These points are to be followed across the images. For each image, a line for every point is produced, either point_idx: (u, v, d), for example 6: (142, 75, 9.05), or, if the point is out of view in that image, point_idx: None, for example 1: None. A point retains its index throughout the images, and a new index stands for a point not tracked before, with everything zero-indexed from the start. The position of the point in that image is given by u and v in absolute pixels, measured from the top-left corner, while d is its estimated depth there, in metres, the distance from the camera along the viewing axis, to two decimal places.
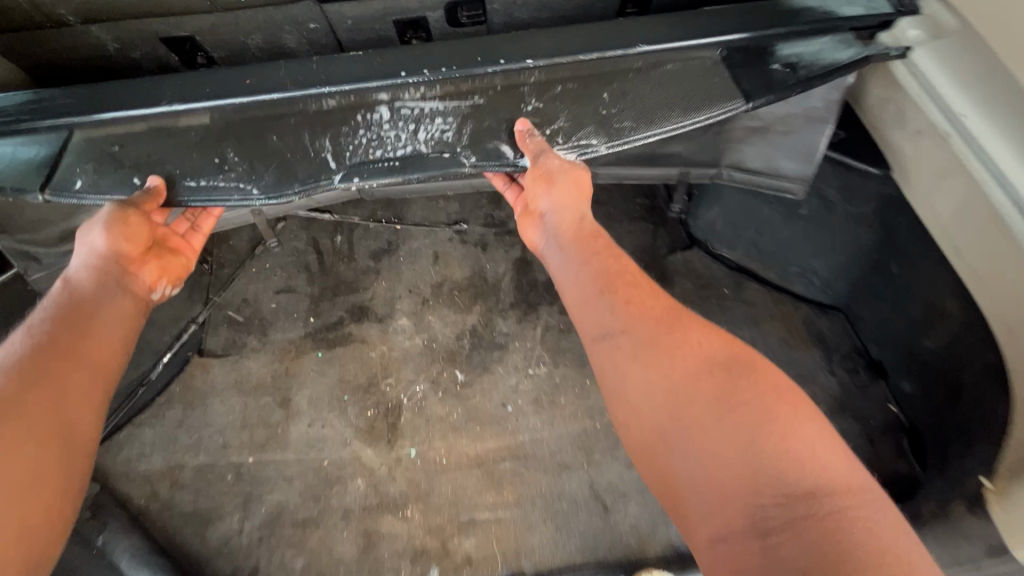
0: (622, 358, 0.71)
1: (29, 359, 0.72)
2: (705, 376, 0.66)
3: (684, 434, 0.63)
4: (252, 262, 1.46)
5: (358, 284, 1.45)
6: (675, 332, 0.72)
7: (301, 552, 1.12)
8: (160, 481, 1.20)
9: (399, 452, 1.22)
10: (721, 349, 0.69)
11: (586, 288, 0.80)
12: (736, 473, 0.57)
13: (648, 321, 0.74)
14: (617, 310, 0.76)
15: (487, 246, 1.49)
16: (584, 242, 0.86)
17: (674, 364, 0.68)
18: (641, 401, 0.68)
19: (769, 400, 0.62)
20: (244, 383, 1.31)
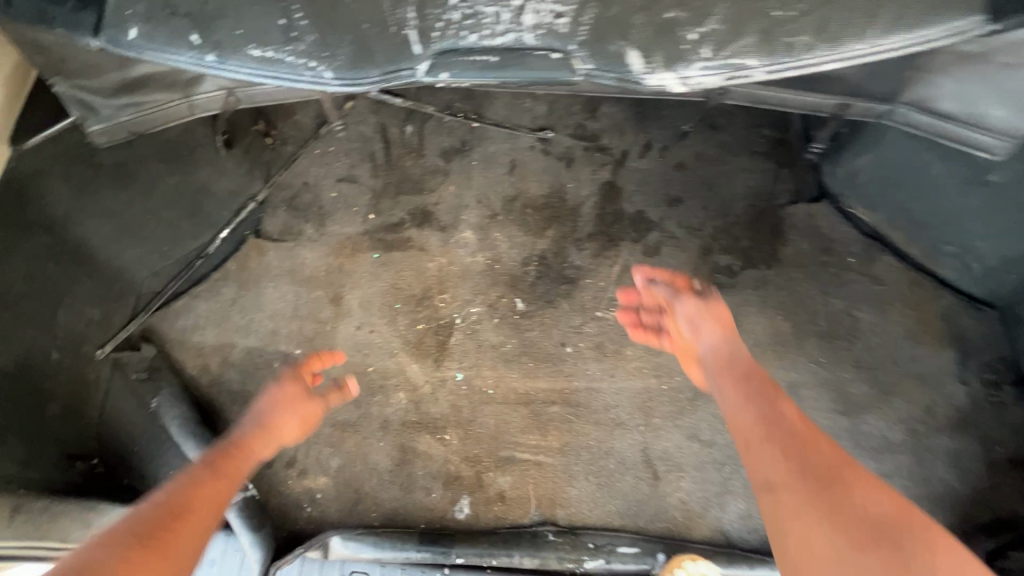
0: (799, 514, 0.68)
1: (159, 501, 0.70)
2: (874, 540, 0.63)
3: None
4: (316, 143, 1.35)
5: (424, 185, 1.31)
6: (841, 479, 0.69)
7: (337, 453, 1.11)
8: (211, 356, 1.21)
9: (445, 374, 1.15)
10: (889, 499, 0.67)
11: (752, 425, 0.78)
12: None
13: (812, 470, 0.71)
14: (788, 450, 0.73)
15: (572, 162, 1.29)
16: (747, 377, 0.84)
17: (865, 528, 0.64)
18: (812, 555, 0.65)
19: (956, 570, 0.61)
20: (298, 273, 1.26)
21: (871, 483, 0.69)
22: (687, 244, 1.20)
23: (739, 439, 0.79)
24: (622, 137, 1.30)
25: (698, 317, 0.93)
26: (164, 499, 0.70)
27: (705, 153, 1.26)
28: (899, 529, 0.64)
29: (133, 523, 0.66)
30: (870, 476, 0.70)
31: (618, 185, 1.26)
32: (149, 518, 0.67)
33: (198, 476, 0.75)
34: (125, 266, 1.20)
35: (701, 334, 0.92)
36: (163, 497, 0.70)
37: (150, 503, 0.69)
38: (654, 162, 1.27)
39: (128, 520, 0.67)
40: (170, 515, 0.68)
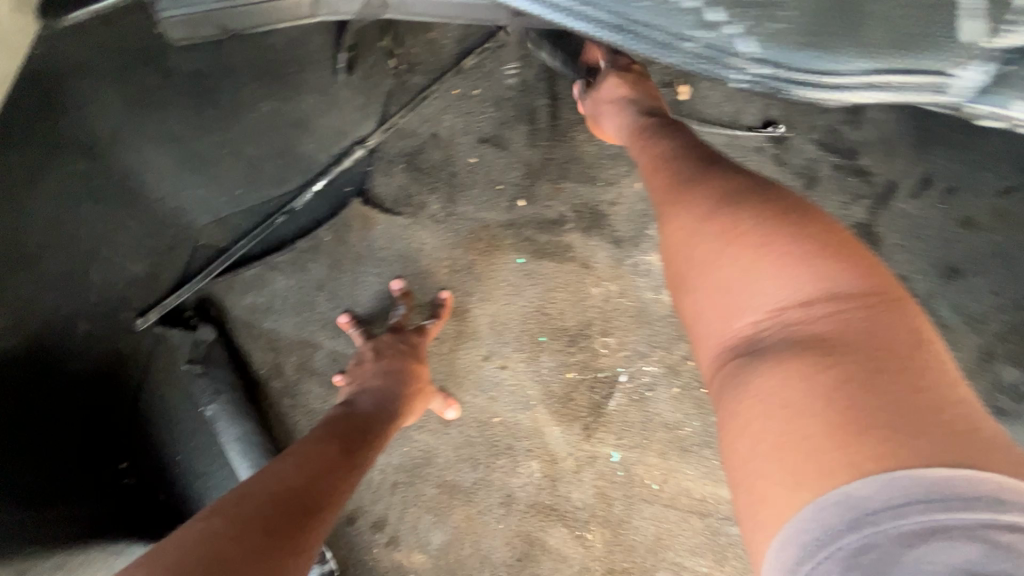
0: (664, 215, 0.51)
1: (289, 479, 0.56)
2: (740, 200, 0.46)
3: (729, 282, 0.43)
4: (457, 80, 0.95)
5: (599, 173, 0.94)
6: (716, 162, 0.52)
7: (441, 526, 0.84)
8: (287, 353, 0.92)
9: (597, 449, 0.85)
10: (761, 181, 0.47)
11: (637, 160, 0.63)
12: (822, 342, 0.38)
13: (677, 160, 0.55)
14: (655, 172, 0.57)
15: (813, 184, 0.92)
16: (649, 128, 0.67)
17: (732, 202, 0.46)
18: (674, 243, 0.49)
19: (833, 239, 0.42)
20: (411, 264, 0.93)
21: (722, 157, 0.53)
22: (956, 340, 0.87)
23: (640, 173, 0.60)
24: (891, 162, 0.91)
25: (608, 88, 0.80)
26: (300, 480, 0.56)
27: (1012, 214, 0.88)
28: (758, 181, 0.47)
29: (267, 498, 0.52)
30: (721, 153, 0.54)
31: (875, 234, 0.90)
32: (274, 493, 0.53)
33: (326, 453, 0.61)
34: (183, 208, 0.86)
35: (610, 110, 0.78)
36: (298, 478, 0.56)
37: (274, 474, 0.56)
38: (932, 209, 0.90)
39: (254, 489, 0.53)
40: (297, 501, 0.54)
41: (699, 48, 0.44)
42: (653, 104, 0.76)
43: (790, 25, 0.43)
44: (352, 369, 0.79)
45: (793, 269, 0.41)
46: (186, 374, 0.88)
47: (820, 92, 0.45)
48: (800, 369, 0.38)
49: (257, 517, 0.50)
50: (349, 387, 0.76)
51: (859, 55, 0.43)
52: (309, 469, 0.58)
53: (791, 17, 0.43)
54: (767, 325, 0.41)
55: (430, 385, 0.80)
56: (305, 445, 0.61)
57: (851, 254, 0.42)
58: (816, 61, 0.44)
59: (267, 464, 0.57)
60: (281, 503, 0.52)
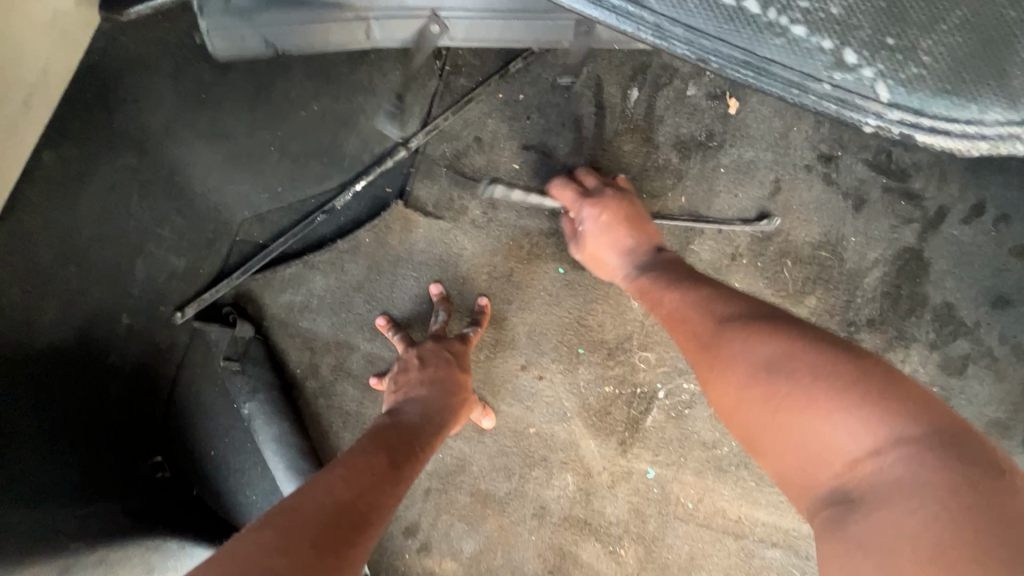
0: (712, 370, 0.51)
1: (338, 492, 0.55)
2: (777, 356, 0.46)
3: (790, 446, 0.43)
4: (502, 84, 0.94)
5: (643, 185, 0.93)
6: (749, 312, 0.53)
7: (473, 534, 0.84)
8: (323, 353, 0.91)
9: (632, 465, 0.85)
10: (793, 329, 0.48)
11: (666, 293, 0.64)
12: (902, 502, 0.36)
13: (708, 307, 0.56)
14: (689, 320, 0.57)
15: (863, 205, 0.90)
16: (671, 268, 0.70)
17: (768, 357, 0.47)
18: (726, 412, 0.49)
19: (880, 381, 0.42)
20: (450, 269, 0.92)
21: (757, 302, 0.54)
22: (1002, 371, 0.86)
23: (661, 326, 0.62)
24: (943, 186, 0.89)
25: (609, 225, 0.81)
26: (349, 494, 0.55)
27: None
28: (798, 331, 0.48)
29: (318, 512, 0.52)
30: (751, 298, 0.55)
31: (925, 258, 0.88)
32: (323, 507, 0.53)
33: (372, 468, 0.60)
34: (224, 203, 0.85)
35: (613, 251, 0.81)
36: (345, 491, 0.56)
37: (323, 485, 0.55)
38: (983, 236, 0.88)
39: (304, 504, 0.52)
40: (344, 517, 0.53)
41: (831, 90, 0.40)
42: (642, 237, 0.80)
43: (927, 72, 0.39)
44: (398, 377, 0.79)
45: (847, 420, 0.40)
46: (224, 370, 0.88)
47: (966, 143, 0.40)
48: (902, 531, 0.35)
49: (310, 532, 0.49)
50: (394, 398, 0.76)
51: (1005, 106, 0.39)
52: (356, 483, 0.57)
53: (929, 64, 0.40)
54: (852, 485, 0.39)
55: (473, 395, 0.80)
56: (351, 458, 0.61)
57: (910, 393, 0.41)
58: (959, 110, 0.39)
59: (315, 476, 0.57)
60: (331, 519, 0.52)
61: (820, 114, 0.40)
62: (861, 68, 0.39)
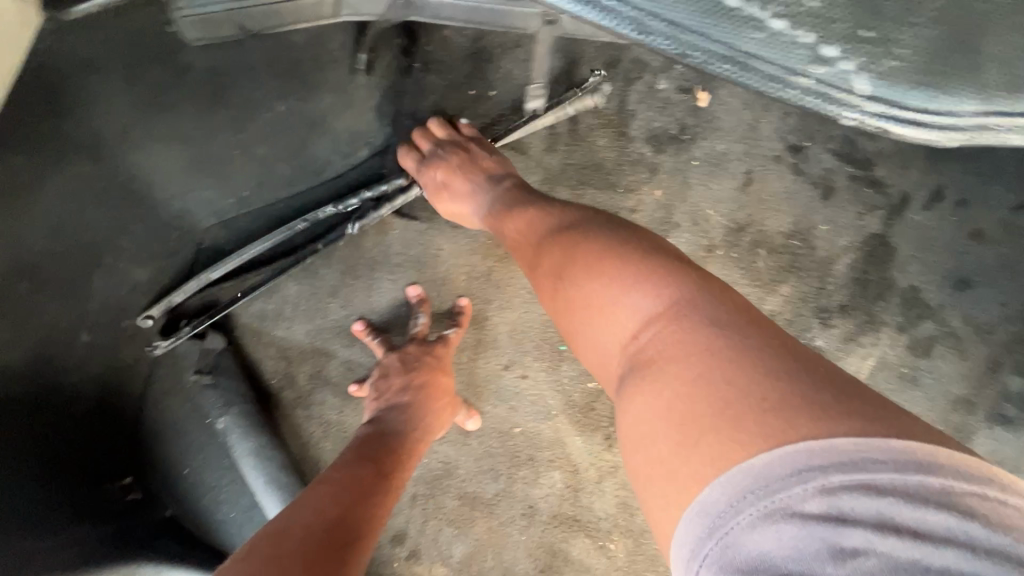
0: (548, 293, 0.57)
1: (328, 511, 0.54)
2: (585, 258, 0.53)
3: (594, 331, 0.50)
4: (474, 82, 0.94)
5: (618, 179, 0.94)
6: (572, 221, 0.59)
7: (462, 538, 0.83)
8: (299, 362, 0.89)
9: (618, 459, 0.85)
10: (598, 231, 0.55)
11: (512, 215, 0.69)
12: (656, 360, 0.43)
13: (542, 225, 0.62)
14: (524, 251, 0.63)
15: (830, 193, 0.92)
16: (508, 200, 0.73)
17: (577, 260, 0.53)
18: (556, 315, 0.56)
19: (653, 264, 0.49)
20: (427, 270, 0.91)
21: (581, 215, 0.59)
22: (966, 349, 0.89)
23: (508, 251, 0.67)
24: (904, 173, 0.92)
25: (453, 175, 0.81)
26: (338, 510, 0.54)
27: (1016, 226, 0.90)
28: (606, 242, 0.53)
29: (306, 533, 0.50)
30: (578, 211, 0.60)
31: (890, 244, 0.91)
32: (311, 526, 0.51)
33: (358, 481, 0.59)
34: (188, 209, 0.82)
35: (462, 199, 0.81)
36: (334, 508, 0.54)
37: (309, 505, 0.54)
38: (943, 220, 0.91)
39: (291, 525, 0.51)
40: (333, 534, 0.51)
41: (813, 85, 0.41)
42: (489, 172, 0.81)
43: (901, 66, 0.41)
44: (378, 383, 0.76)
45: (625, 300, 0.48)
46: (195, 384, 0.85)
47: (926, 133, 0.42)
48: (657, 385, 0.42)
49: (301, 551, 0.48)
50: (374, 406, 0.74)
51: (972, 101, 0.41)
52: (342, 499, 0.56)
53: (903, 57, 0.41)
54: (633, 354, 0.46)
55: (456, 398, 0.77)
56: (336, 473, 0.60)
57: (687, 279, 0.47)
58: (927, 103, 0.41)
59: (301, 494, 0.56)
60: (322, 536, 0.51)
61: (802, 109, 0.41)
62: (842, 62, 0.40)
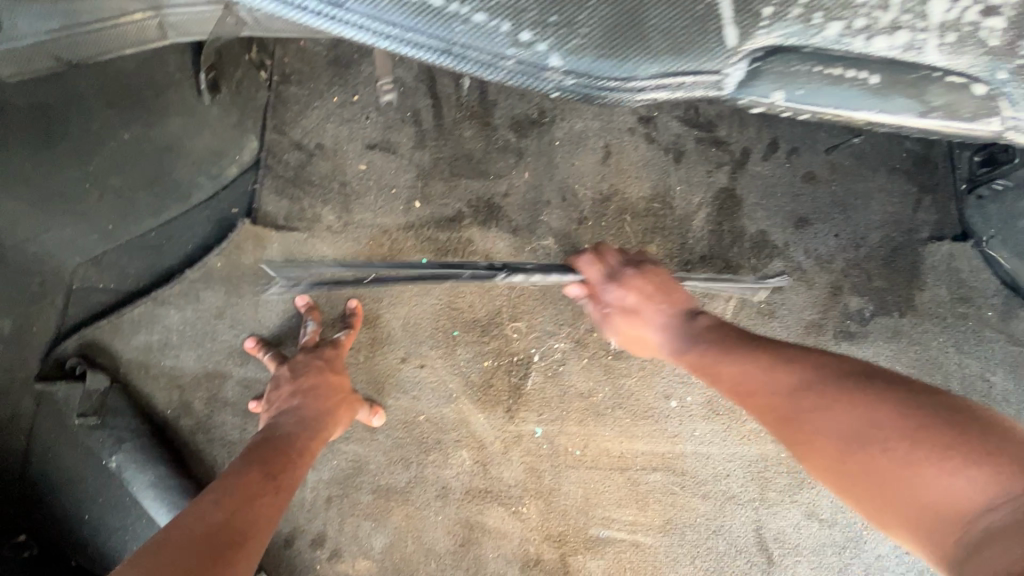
0: (798, 439, 0.53)
1: (212, 514, 0.56)
2: (858, 408, 0.49)
3: (883, 488, 0.46)
4: (336, 90, 0.97)
5: (489, 167, 0.98)
6: (838, 366, 0.54)
7: (381, 529, 0.86)
8: (192, 388, 0.88)
9: (521, 428, 0.91)
10: (879, 382, 0.51)
11: (745, 351, 0.62)
12: (996, 529, 0.39)
13: (781, 367, 0.57)
14: (747, 386, 0.60)
15: (682, 157, 1.01)
16: (717, 339, 0.67)
17: (854, 408, 0.50)
18: (821, 466, 0.51)
19: (955, 422, 0.46)
20: (313, 279, 0.93)
21: (853, 360, 0.55)
22: (812, 280, 1.01)
23: (738, 399, 0.60)
24: (743, 130, 1.02)
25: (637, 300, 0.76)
26: (223, 514, 0.56)
27: (840, 166, 1.03)
28: (880, 392, 0.50)
29: (187, 539, 0.52)
30: (833, 355, 0.56)
31: (737, 195, 1.01)
32: (192, 533, 0.53)
33: (245, 484, 0.61)
34: (48, 249, 0.85)
35: (649, 321, 0.75)
36: (218, 512, 0.56)
37: (193, 514, 0.56)
38: (780, 168, 1.02)
39: (172, 535, 0.53)
40: (215, 536, 0.54)
41: (515, 67, 0.42)
42: (675, 299, 0.76)
43: (586, 41, 0.41)
44: (270, 394, 0.78)
45: (934, 461, 0.44)
46: (81, 428, 0.84)
47: (625, 98, 0.44)
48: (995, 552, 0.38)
49: (182, 556, 0.50)
50: (268, 413, 0.76)
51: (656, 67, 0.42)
52: (228, 502, 0.58)
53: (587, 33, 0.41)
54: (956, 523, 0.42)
55: (353, 395, 0.80)
56: (223, 479, 0.62)
57: (1010, 445, 0.43)
58: (616, 71, 0.42)
59: (187, 506, 0.57)
60: (204, 539, 0.53)
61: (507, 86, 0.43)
62: (534, 44, 0.41)
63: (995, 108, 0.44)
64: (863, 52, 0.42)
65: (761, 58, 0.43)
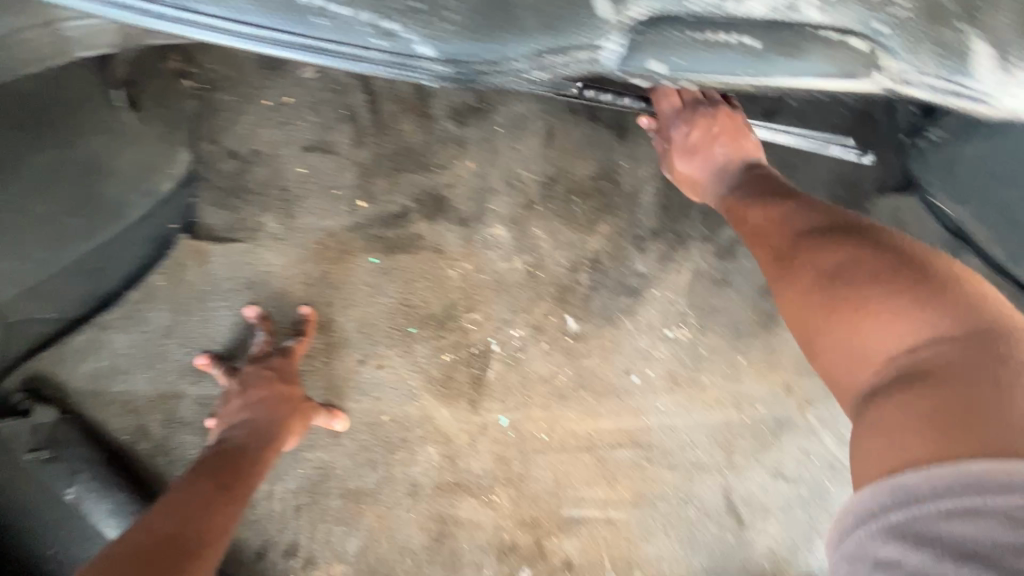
0: (786, 274, 0.57)
1: (160, 530, 0.55)
2: (840, 264, 0.53)
3: (835, 334, 0.50)
4: (266, 93, 0.95)
5: (432, 159, 0.97)
6: (837, 227, 0.57)
7: (354, 532, 0.86)
8: (148, 412, 0.87)
9: (486, 418, 0.91)
10: (868, 241, 0.53)
11: (775, 204, 0.65)
12: (919, 379, 0.44)
13: (790, 224, 0.61)
14: (762, 230, 0.64)
15: (625, 132, 1.00)
16: (763, 186, 0.70)
17: (836, 264, 0.53)
18: (791, 309, 0.55)
19: (923, 285, 0.48)
20: (262, 289, 0.91)
21: (852, 222, 0.57)
22: None
23: (753, 242, 0.65)
24: None
25: (700, 142, 0.75)
26: (173, 526, 0.56)
27: (782, 128, 1.03)
28: (877, 252, 0.52)
29: (137, 552, 0.52)
30: (842, 216, 0.59)
31: None
32: (143, 546, 0.53)
33: (196, 495, 0.61)
34: None
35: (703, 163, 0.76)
36: (168, 523, 0.56)
37: (145, 529, 0.55)
38: None
39: (121, 549, 0.52)
40: (167, 548, 0.53)
41: (387, 59, 0.46)
42: (738, 147, 0.75)
43: (459, 28, 0.45)
44: (220, 411, 0.77)
45: (893, 318, 0.47)
46: None
47: (498, 78, 0.48)
48: (909, 401, 0.43)
49: (130, 573, 0.49)
50: (220, 426, 0.75)
51: (524, 47, 0.46)
52: (179, 513, 0.58)
53: (458, 20, 0.45)
54: (889, 370, 0.46)
55: (310, 405, 0.80)
56: (172, 494, 0.61)
57: (966, 311, 0.46)
58: (489, 54, 0.46)
59: (136, 523, 0.57)
60: (153, 555, 0.52)
61: (389, 78, 0.48)
62: (405, 36, 0.45)
63: (876, 59, 0.48)
64: (740, 15, 0.46)
65: (639, 31, 0.47)
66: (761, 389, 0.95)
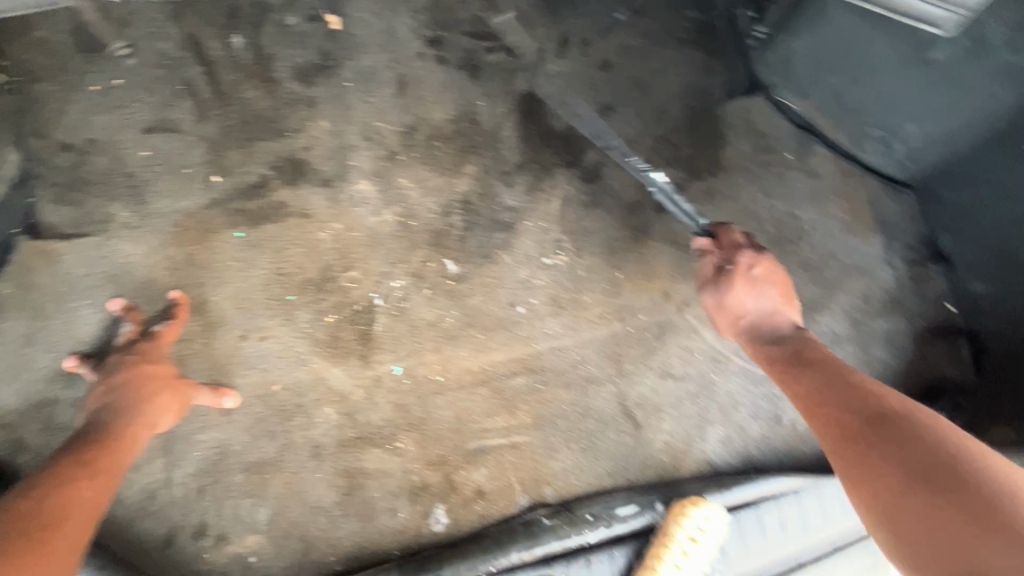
0: (858, 474, 0.57)
1: (16, 510, 0.55)
2: (914, 466, 0.53)
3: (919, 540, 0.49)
4: (94, 78, 0.91)
5: (284, 123, 0.95)
6: (903, 424, 0.58)
7: (262, 502, 0.87)
8: (21, 424, 0.83)
9: (379, 371, 0.92)
10: (940, 447, 0.54)
11: (851, 404, 0.63)
12: None
13: (889, 442, 0.57)
14: (840, 423, 0.63)
15: (477, 72, 1.01)
16: (829, 373, 0.68)
17: (913, 470, 0.53)
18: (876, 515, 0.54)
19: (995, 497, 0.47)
20: (123, 281, 0.88)
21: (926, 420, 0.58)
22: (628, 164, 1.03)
23: (821, 428, 0.64)
24: (531, 33, 1.04)
25: (758, 279, 0.80)
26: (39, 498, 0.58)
27: (630, 47, 1.06)
28: (949, 460, 0.52)
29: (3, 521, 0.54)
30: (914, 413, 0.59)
31: (539, 97, 1.02)
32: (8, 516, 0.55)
33: (64, 473, 0.62)
34: None
35: (756, 298, 0.80)
36: (35, 495, 0.58)
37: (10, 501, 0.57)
38: (575, 61, 1.04)
39: None
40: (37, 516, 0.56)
41: None
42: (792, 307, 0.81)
43: None
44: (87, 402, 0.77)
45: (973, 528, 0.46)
46: None
47: None
48: None
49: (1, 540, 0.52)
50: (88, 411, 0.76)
51: None
52: (45, 488, 0.59)
53: None
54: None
55: (183, 382, 0.81)
56: (38, 473, 0.62)
57: None
58: None
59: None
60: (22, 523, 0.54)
61: None
62: None
63: None
64: None
65: None
66: (640, 298, 0.99)
